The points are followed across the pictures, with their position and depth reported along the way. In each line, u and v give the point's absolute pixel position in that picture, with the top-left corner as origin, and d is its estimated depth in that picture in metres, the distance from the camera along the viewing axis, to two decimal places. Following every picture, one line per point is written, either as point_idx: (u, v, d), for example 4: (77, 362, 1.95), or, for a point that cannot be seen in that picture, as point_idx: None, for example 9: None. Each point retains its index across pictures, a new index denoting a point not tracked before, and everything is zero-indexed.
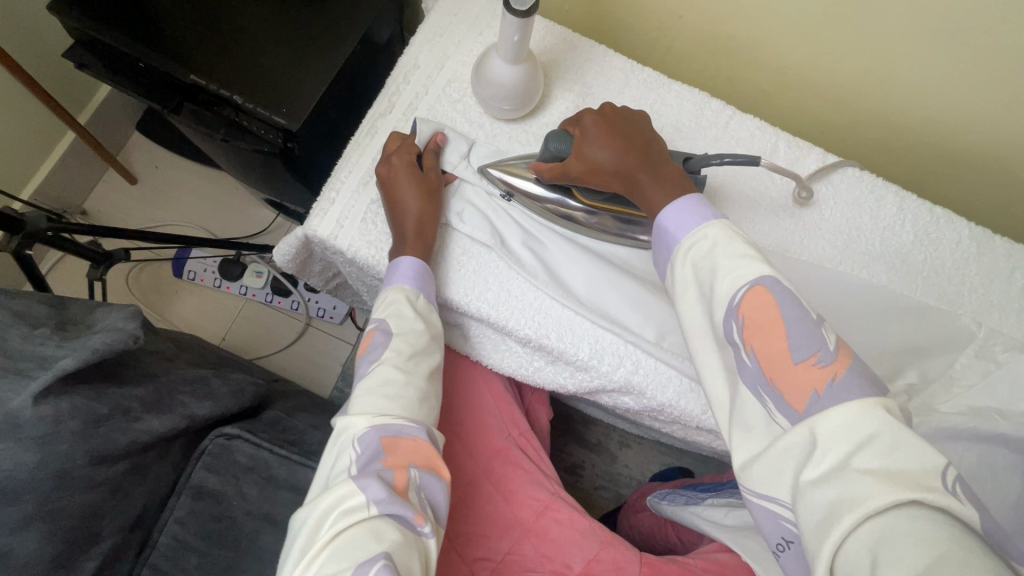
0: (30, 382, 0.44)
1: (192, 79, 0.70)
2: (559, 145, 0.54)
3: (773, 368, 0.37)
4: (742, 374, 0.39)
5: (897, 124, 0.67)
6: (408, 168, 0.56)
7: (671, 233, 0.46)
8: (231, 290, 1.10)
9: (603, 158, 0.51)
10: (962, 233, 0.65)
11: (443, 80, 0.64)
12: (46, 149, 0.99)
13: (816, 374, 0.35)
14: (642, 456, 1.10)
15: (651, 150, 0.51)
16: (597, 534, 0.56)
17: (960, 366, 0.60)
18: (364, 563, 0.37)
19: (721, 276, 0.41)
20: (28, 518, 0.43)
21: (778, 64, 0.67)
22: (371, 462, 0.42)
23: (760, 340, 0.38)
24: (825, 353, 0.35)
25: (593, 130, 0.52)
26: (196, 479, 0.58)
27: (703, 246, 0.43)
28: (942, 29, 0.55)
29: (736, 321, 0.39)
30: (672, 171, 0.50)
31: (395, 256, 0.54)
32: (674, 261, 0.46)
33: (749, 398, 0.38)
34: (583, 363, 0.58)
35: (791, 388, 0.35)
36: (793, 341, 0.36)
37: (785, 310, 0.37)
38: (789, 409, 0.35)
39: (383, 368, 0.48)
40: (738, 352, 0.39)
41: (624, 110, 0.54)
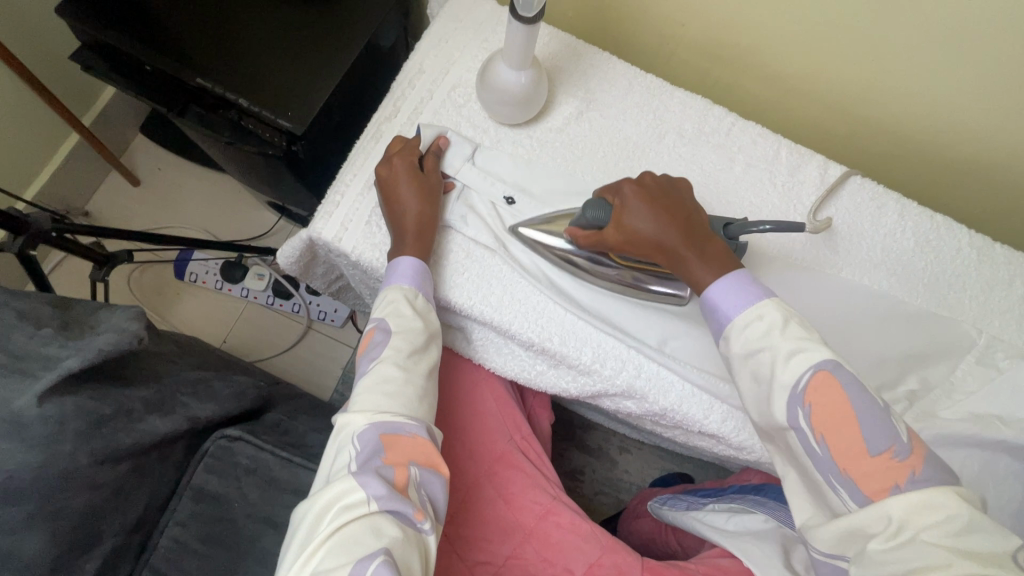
0: (35, 381, 0.44)
1: (198, 82, 0.70)
2: (596, 213, 0.53)
3: (845, 458, 0.39)
4: (811, 459, 0.41)
5: (899, 133, 0.68)
6: (410, 170, 0.56)
7: (722, 310, 0.47)
8: (232, 293, 1.10)
9: (645, 230, 0.50)
10: (963, 241, 0.65)
11: (448, 84, 0.65)
12: (51, 150, 1.00)
13: (895, 467, 0.38)
14: (642, 461, 1.10)
15: (692, 222, 0.51)
16: (599, 539, 0.56)
17: (961, 372, 0.61)
18: (363, 558, 0.38)
19: (781, 360, 0.43)
20: (30, 518, 0.43)
21: (781, 72, 0.68)
22: (371, 459, 0.43)
23: (833, 431, 0.40)
24: (900, 446, 0.39)
25: (633, 203, 0.51)
26: (198, 482, 0.58)
27: (760, 329, 0.45)
28: (945, 38, 0.55)
29: (803, 409, 0.41)
30: (717, 249, 0.50)
31: (395, 256, 0.55)
32: (727, 337, 0.47)
33: (819, 480, 0.41)
34: (586, 367, 0.58)
35: (867, 479, 0.39)
36: (867, 435, 0.39)
37: (857, 408, 0.40)
38: (865, 499, 0.38)
39: (385, 367, 0.48)
40: (805, 439, 0.41)
41: (662, 178, 0.54)
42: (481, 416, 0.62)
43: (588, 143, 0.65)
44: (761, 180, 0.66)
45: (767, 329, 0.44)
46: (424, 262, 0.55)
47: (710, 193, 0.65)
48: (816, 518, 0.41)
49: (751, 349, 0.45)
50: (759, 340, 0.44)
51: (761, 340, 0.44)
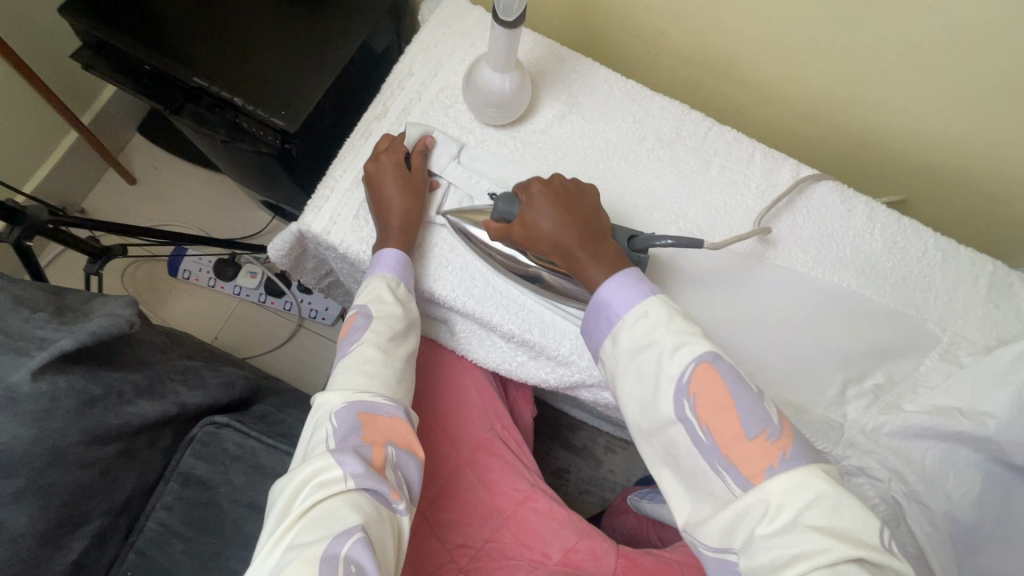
0: (29, 359, 0.46)
1: (195, 81, 0.73)
2: (507, 207, 0.55)
3: (726, 444, 0.41)
4: (697, 449, 0.43)
5: (868, 139, 0.71)
6: (396, 167, 0.59)
7: (609, 304, 0.49)
8: (225, 291, 1.11)
9: (543, 228, 0.53)
10: (928, 243, 0.68)
11: (436, 86, 0.67)
12: (49, 147, 1.02)
13: (768, 449, 0.40)
14: (627, 461, 1.11)
15: (590, 224, 0.53)
16: (576, 526, 0.58)
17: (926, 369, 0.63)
18: (341, 534, 0.40)
19: (667, 354, 0.45)
20: (20, 492, 0.44)
21: (754, 79, 0.71)
22: (349, 438, 0.45)
23: (714, 418, 0.42)
24: (772, 429, 0.41)
25: (537, 199, 0.54)
26: (185, 466, 0.59)
27: (647, 324, 0.47)
28: (905, 46, 0.58)
29: (687, 400, 0.43)
30: (611, 249, 0.52)
31: (379, 248, 0.57)
32: (617, 333, 0.48)
33: (705, 469, 0.42)
34: (565, 357, 0.60)
35: (745, 462, 0.40)
36: (743, 421, 0.41)
37: (733, 393, 0.42)
38: (746, 482, 0.40)
39: (366, 349, 0.50)
40: (691, 428, 0.43)
41: (572, 183, 0.57)
42: (463, 406, 0.64)
43: (569, 145, 0.68)
44: (731, 181, 0.69)
45: (652, 325, 0.46)
46: (407, 253, 0.58)
47: (686, 194, 0.68)
48: (700, 510, 0.42)
49: (640, 344, 0.46)
50: (645, 335, 0.46)
51: (647, 336, 0.46)
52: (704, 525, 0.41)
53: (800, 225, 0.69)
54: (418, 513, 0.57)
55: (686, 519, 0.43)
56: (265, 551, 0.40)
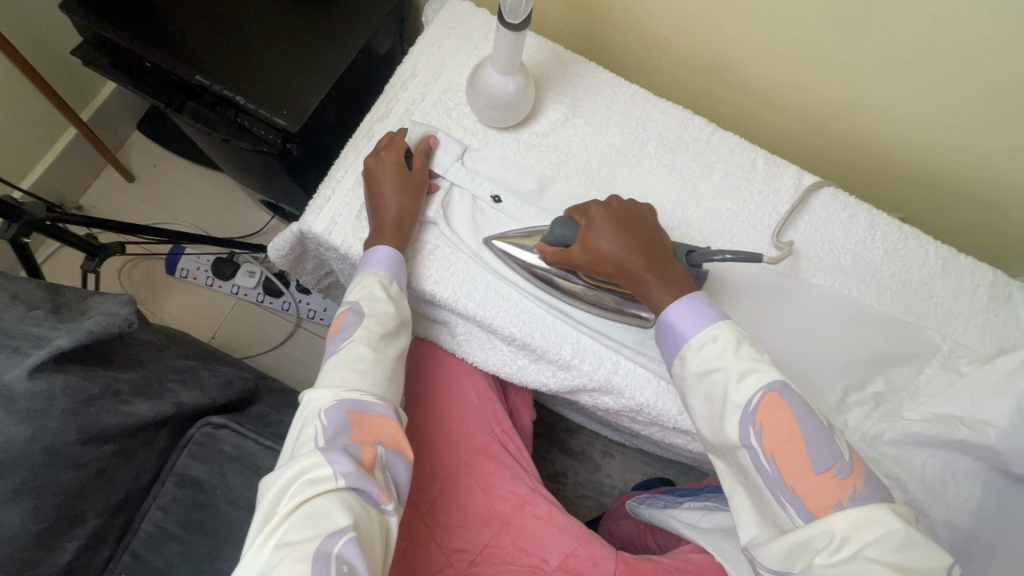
0: (26, 357, 0.45)
1: (196, 79, 0.72)
2: (564, 231, 0.54)
3: (794, 477, 0.43)
4: (761, 476, 0.44)
5: (870, 147, 0.71)
6: (395, 163, 0.59)
7: (677, 329, 0.50)
8: (223, 290, 1.11)
9: (609, 252, 0.53)
10: (929, 251, 0.68)
11: (439, 88, 0.67)
12: (47, 144, 1.01)
13: (838, 486, 0.42)
14: (625, 465, 1.11)
15: (654, 246, 0.54)
16: (575, 531, 0.57)
17: (926, 377, 0.63)
18: (332, 534, 0.39)
19: (736, 378, 0.46)
20: (15, 492, 0.44)
21: (757, 86, 0.71)
22: (339, 437, 0.44)
23: (780, 449, 0.43)
24: (842, 465, 0.43)
25: (600, 224, 0.54)
26: (180, 467, 0.58)
27: (714, 349, 0.47)
28: (909, 55, 0.59)
29: (753, 429, 0.44)
30: (676, 271, 0.53)
31: (372, 244, 0.57)
32: (684, 358, 0.49)
33: (768, 497, 0.44)
34: (566, 361, 0.59)
35: (813, 495, 0.42)
36: (814, 456, 0.43)
37: (803, 426, 0.44)
38: (811, 515, 0.42)
39: (357, 346, 0.50)
40: (757, 456, 0.44)
41: (629, 203, 0.57)
42: (461, 409, 0.64)
43: (571, 148, 0.67)
44: (733, 187, 0.69)
45: (721, 351, 0.47)
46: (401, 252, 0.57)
47: (688, 199, 0.68)
48: (764, 536, 0.44)
49: (706, 370, 0.47)
50: (713, 361, 0.47)
51: (716, 360, 0.47)
52: (764, 547, 0.43)
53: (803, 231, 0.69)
54: (417, 517, 0.57)
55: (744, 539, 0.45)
56: (252, 549, 0.40)
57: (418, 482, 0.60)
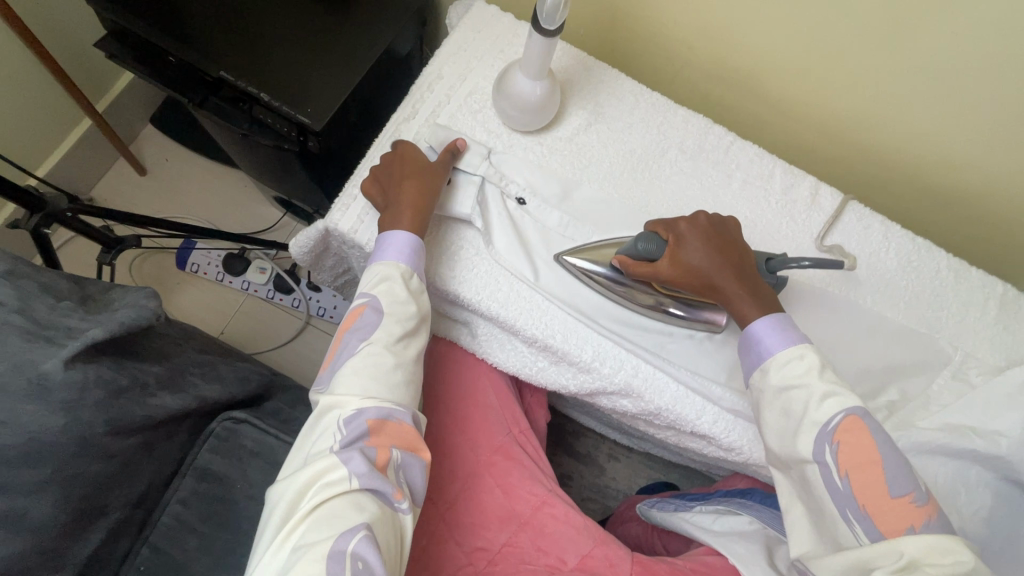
0: (61, 348, 0.45)
1: (221, 75, 0.73)
2: (647, 246, 0.55)
3: (866, 497, 0.45)
4: (832, 493, 0.46)
5: (883, 159, 0.72)
6: (416, 158, 0.60)
7: (761, 342, 0.52)
8: (233, 285, 1.11)
9: (700, 267, 0.55)
10: (941, 263, 0.70)
11: (465, 90, 0.68)
12: (62, 134, 1.01)
13: (912, 511, 0.44)
14: (630, 469, 1.12)
15: (741, 262, 0.56)
16: (593, 532, 0.58)
17: (938, 386, 0.64)
18: (347, 532, 0.41)
19: (818, 399, 0.48)
20: (46, 481, 0.44)
21: (777, 97, 0.73)
22: (356, 440, 0.46)
23: (855, 469, 0.46)
24: (918, 494, 0.44)
25: (690, 240, 0.56)
26: (201, 462, 0.59)
27: (800, 368, 0.50)
28: (928, 72, 0.60)
29: (830, 446, 0.46)
30: (764, 288, 0.55)
31: (389, 228, 0.56)
32: (766, 369, 0.51)
33: (834, 514, 0.46)
34: (586, 364, 0.60)
35: (882, 517, 0.44)
36: (890, 480, 0.45)
37: (881, 452, 0.46)
38: (879, 535, 0.44)
39: (375, 349, 0.50)
40: (829, 474, 0.46)
41: (716, 218, 0.58)
42: (481, 408, 0.64)
43: (594, 153, 0.68)
44: (752, 195, 0.70)
45: (806, 369, 0.49)
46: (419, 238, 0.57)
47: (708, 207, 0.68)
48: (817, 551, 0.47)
49: (787, 385, 0.50)
50: (797, 377, 0.49)
51: (800, 377, 0.49)
52: (822, 560, 0.45)
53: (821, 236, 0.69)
54: (437, 514, 0.58)
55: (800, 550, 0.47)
56: (271, 548, 0.42)
57: (437, 481, 0.60)
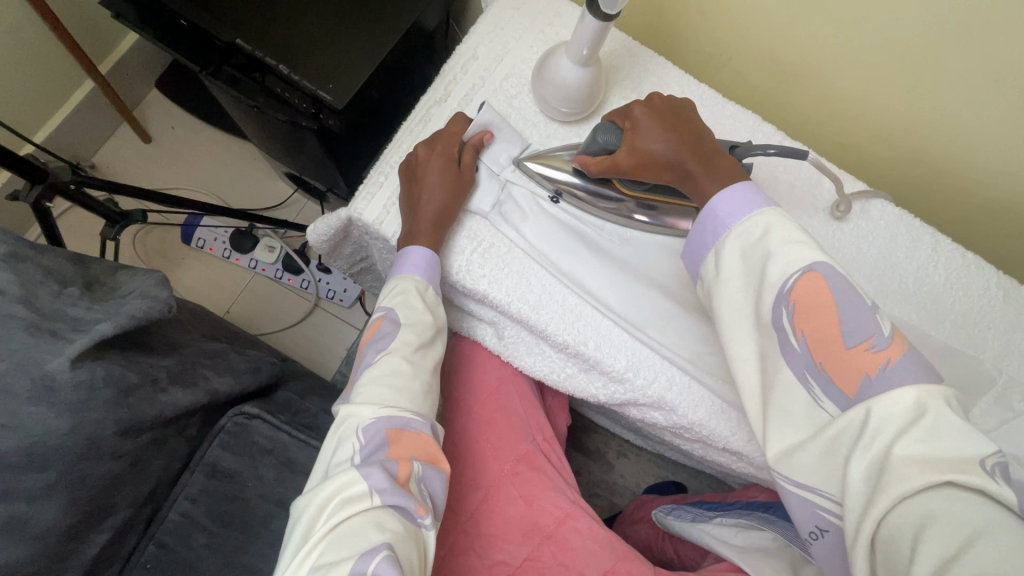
0: (67, 344, 0.41)
1: (237, 43, 0.68)
2: (607, 138, 0.52)
3: (821, 351, 0.37)
4: (788, 357, 0.39)
5: (936, 168, 0.66)
6: (443, 159, 0.55)
7: (718, 219, 0.44)
8: (240, 263, 1.07)
9: (656, 148, 0.49)
10: (991, 281, 0.64)
11: (500, 73, 0.63)
12: (62, 96, 0.96)
13: (870, 358, 0.35)
14: (639, 467, 1.10)
15: (701, 136, 0.49)
16: (615, 547, 0.55)
17: (980, 410, 0.59)
18: (367, 552, 0.36)
19: (774, 260, 0.40)
20: (50, 486, 0.41)
21: (830, 95, 0.67)
22: (375, 452, 0.41)
23: (810, 322, 0.38)
24: (881, 337, 0.35)
25: (645, 121, 0.50)
26: (211, 458, 0.56)
27: (755, 234, 0.42)
28: (995, 70, 0.54)
29: (786, 307, 0.39)
30: (725, 161, 0.47)
31: (406, 243, 0.54)
32: (720, 247, 0.44)
33: (793, 382, 0.38)
34: (619, 374, 0.57)
35: (839, 371, 0.36)
36: (846, 326, 0.36)
37: (839, 295, 0.37)
38: (837, 393, 0.36)
39: (392, 359, 0.47)
40: (784, 337, 0.39)
41: (672, 97, 0.52)
42: (506, 415, 0.62)
43: None
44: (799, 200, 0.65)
45: (762, 236, 0.42)
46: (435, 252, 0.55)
47: None
48: None
49: (749, 254, 0.42)
50: (754, 249, 0.42)
51: (757, 246, 0.41)
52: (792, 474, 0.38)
53: (862, 248, 0.66)
54: (458, 526, 0.56)
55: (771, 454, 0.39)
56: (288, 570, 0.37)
57: (459, 490, 0.58)
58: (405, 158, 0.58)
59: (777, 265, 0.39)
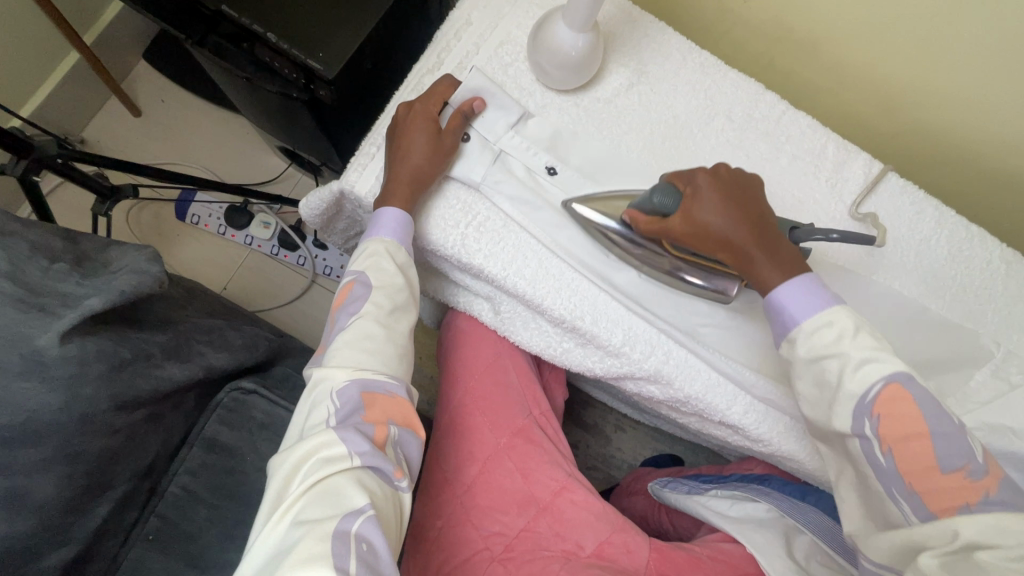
0: (56, 318, 0.41)
1: (222, 10, 0.66)
2: (664, 199, 0.50)
3: (912, 473, 0.41)
4: (876, 471, 0.43)
5: (941, 139, 0.65)
6: (427, 125, 0.54)
7: (788, 313, 0.47)
8: (235, 239, 1.06)
9: (715, 225, 0.49)
10: (993, 254, 0.63)
11: (496, 40, 0.61)
12: (47, 68, 0.93)
13: (966, 487, 0.40)
14: (636, 441, 1.11)
15: (763, 219, 0.49)
16: (611, 518, 0.56)
17: (976, 384, 0.59)
18: (350, 513, 0.36)
19: (850, 370, 0.43)
20: (47, 460, 0.41)
21: (836, 63, 0.65)
22: (351, 415, 0.41)
23: (899, 444, 0.42)
24: (974, 467, 0.41)
25: (708, 194, 0.49)
26: (209, 432, 0.57)
27: (830, 335, 0.45)
28: (1007, 35, 0.53)
29: (870, 420, 0.43)
30: (783, 248, 0.49)
31: (380, 205, 0.53)
32: (792, 341, 0.47)
33: (880, 491, 0.43)
34: (616, 348, 0.57)
35: (932, 494, 0.41)
36: (942, 454, 0.41)
37: (930, 421, 0.42)
38: (928, 515, 0.41)
39: (364, 322, 0.46)
40: (872, 452, 0.43)
41: (737, 171, 0.52)
42: (501, 387, 0.62)
43: (634, 118, 0.62)
44: (804, 171, 0.63)
45: (838, 336, 0.45)
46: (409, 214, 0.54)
47: None
48: (865, 529, 0.45)
49: (818, 355, 0.45)
50: (826, 347, 0.45)
51: (830, 346, 0.45)
52: (872, 542, 0.44)
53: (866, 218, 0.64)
54: (457, 499, 0.57)
55: (851, 530, 0.46)
56: (264, 531, 0.36)
57: (457, 463, 0.58)
58: (391, 126, 0.57)
59: (852, 377, 0.43)
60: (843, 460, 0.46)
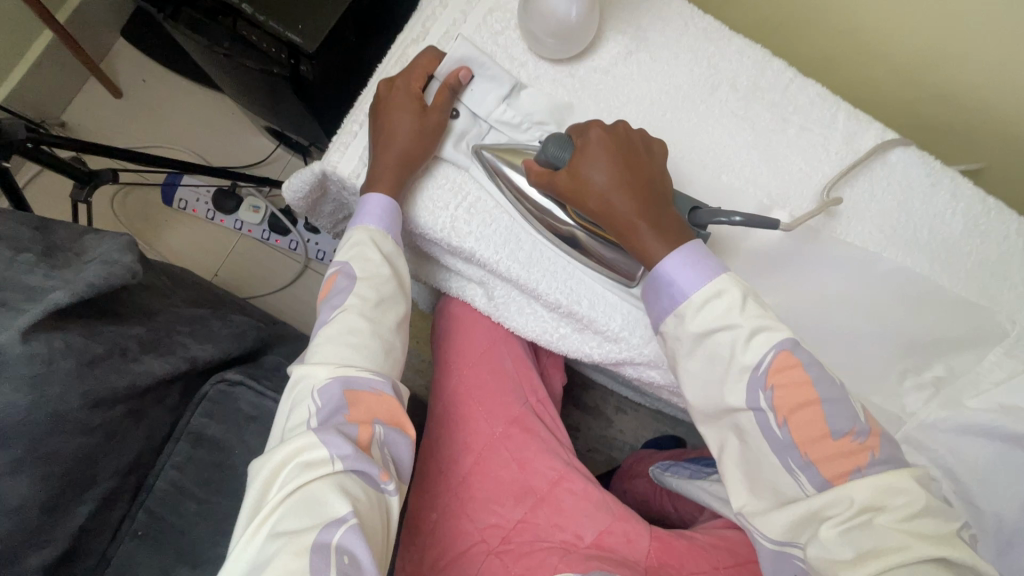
0: (19, 314, 0.40)
1: None
2: (557, 150, 0.48)
3: (804, 441, 0.40)
4: (771, 443, 0.41)
5: (958, 106, 0.61)
6: (410, 101, 0.51)
7: (674, 284, 0.45)
8: (225, 224, 1.04)
9: (598, 183, 0.47)
10: (1013, 228, 0.59)
11: (484, 7, 0.57)
12: (19, 48, 0.89)
13: (855, 451, 0.39)
14: (638, 422, 1.10)
15: (651, 185, 0.47)
16: (611, 508, 0.55)
17: (989, 363, 0.56)
18: (331, 523, 0.35)
19: (745, 340, 0.42)
20: (18, 461, 0.40)
21: (848, 24, 0.61)
22: (333, 415, 0.40)
23: (793, 413, 0.40)
24: (859, 429, 0.40)
25: (597, 149, 0.48)
26: (195, 426, 0.55)
27: (720, 307, 0.43)
28: None
29: (764, 392, 0.41)
30: (671, 218, 0.47)
31: (366, 190, 0.50)
32: (681, 315, 0.44)
33: (775, 465, 0.41)
34: (615, 334, 0.54)
35: (824, 462, 0.39)
36: (831, 419, 0.40)
37: (819, 390, 0.40)
38: (823, 484, 0.39)
39: (348, 316, 0.44)
40: (768, 423, 0.41)
41: (637, 133, 0.50)
42: (497, 375, 0.60)
43: (633, 89, 0.59)
44: (812, 142, 0.60)
45: (727, 308, 0.43)
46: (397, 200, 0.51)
47: (759, 156, 0.59)
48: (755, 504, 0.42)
49: (708, 328, 0.43)
50: (718, 320, 0.43)
51: (722, 317, 0.43)
52: (767, 518, 0.40)
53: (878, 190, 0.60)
54: (451, 490, 0.55)
55: (742, 508, 0.42)
56: (241, 541, 0.35)
57: (451, 454, 0.57)
58: (373, 103, 0.53)
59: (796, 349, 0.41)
60: (724, 432, 0.44)
